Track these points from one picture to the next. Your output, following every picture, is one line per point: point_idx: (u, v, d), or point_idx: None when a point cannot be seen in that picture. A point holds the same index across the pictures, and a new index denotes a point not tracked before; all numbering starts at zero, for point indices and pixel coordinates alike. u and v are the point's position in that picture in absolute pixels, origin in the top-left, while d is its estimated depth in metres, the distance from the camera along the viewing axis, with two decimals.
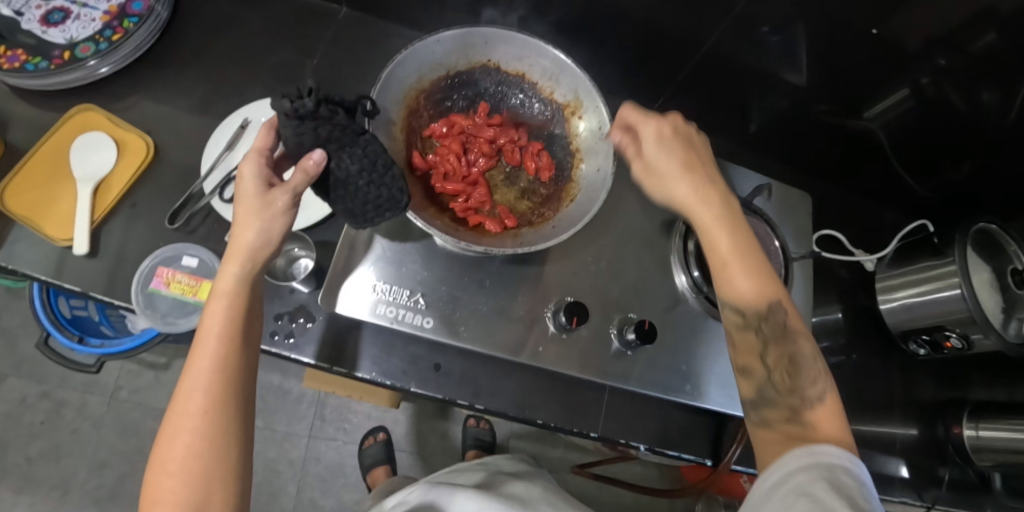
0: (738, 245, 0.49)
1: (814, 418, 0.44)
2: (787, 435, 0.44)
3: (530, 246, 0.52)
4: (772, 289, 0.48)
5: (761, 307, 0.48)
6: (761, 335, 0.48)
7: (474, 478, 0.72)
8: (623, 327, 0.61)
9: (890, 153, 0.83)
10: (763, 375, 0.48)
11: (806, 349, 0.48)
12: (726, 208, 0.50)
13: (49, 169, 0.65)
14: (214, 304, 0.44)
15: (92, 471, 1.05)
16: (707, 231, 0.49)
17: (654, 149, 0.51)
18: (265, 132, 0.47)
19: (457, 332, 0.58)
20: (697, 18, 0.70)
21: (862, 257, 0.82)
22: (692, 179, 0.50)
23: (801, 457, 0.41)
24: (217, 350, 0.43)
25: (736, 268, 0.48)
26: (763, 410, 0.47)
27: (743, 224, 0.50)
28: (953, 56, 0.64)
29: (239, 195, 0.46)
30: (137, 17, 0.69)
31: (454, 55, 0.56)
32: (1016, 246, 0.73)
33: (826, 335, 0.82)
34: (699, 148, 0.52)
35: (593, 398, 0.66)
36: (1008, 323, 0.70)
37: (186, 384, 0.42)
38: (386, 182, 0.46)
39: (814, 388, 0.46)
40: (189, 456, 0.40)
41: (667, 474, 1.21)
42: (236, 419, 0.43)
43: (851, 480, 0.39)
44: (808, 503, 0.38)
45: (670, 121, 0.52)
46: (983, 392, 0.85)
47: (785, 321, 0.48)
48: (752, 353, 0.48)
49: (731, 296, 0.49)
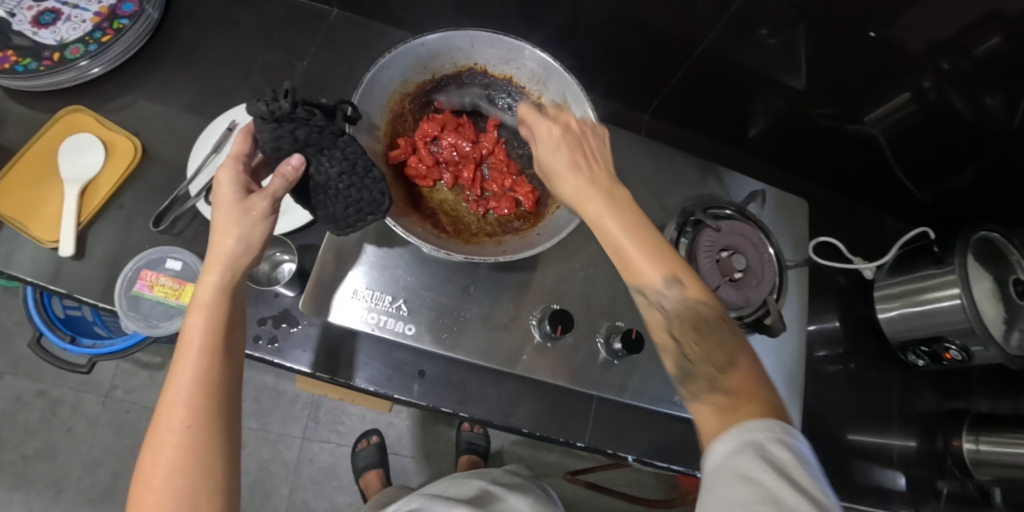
0: (631, 232, 0.44)
1: (735, 381, 0.42)
2: (716, 405, 0.41)
3: (514, 254, 0.51)
4: (673, 269, 0.44)
5: (665, 290, 0.44)
6: (666, 319, 0.44)
7: (467, 490, 0.71)
8: (610, 336, 0.60)
9: (890, 158, 0.82)
10: (676, 349, 0.46)
11: (712, 320, 0.44)
12: (613, 190, 0.46)
13: (38, 170, 0.65)
14: (193, 315, 0.43)
15: (86, 469, 1.06)
16: (599, 225, 0.45)
17: (547, 149, 0.47)
18: (241, 139, 0.47)
19: (441, 339, 0.57)
20: (691, 20, 0.69)
21: (860, 265, 0.80)
22: (584, 176, 0.45)
23: (730, 438, 0.38)
24: (198, 363, 0.42)
25: (639, 255, 0.44)
26: (689, 384, 0.44)
27: (630, 210, 0.45)
28: (956, 60, 0.62)
29: (216, 202, 0.45)
30: (127, 18, 0.68)
31: (438, 59, 0.55)
32: (1018, 256, 0.72)
33: (824, 344, 0.81)
34: (592, 141, 0.48)
35: (580, 407, 0.65)
36: (1010, 335, 0.68)
37: (167, 398, 0.41)
38: (369, 184, 0.46)
39: (726, 355, 0.43)
40: (174, 471, 0.39)
41: (663, 482, 1.20)
42: (221, 432, 0.42)
43: (785, 453, 0.37)
44: (749, 486, 0.35)
45: (562, 121, 0.48)
46: (987, 404, 0.82)
47: (689, 301, 0.44)
48: (663, 332, 0.45)
49: (633, 282, 0.45)
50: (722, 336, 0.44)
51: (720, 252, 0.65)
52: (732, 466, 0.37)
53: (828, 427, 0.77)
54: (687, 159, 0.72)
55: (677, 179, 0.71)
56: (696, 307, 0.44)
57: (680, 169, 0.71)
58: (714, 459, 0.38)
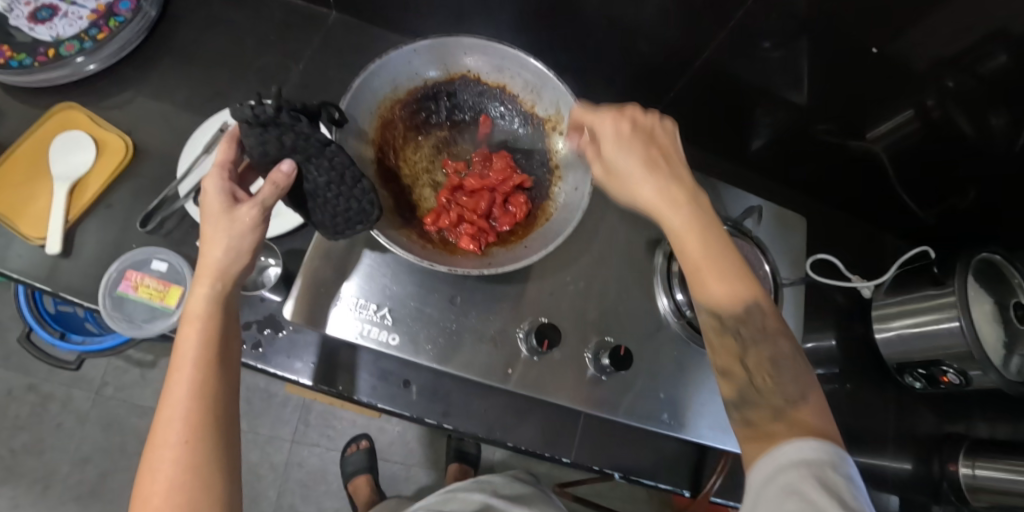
0: (709, 243, 0.43)
1: (801, 418, 0.41)
2: (773, 434, 0.41)
3: (497, 268, 0.50)
4: (748, 287, 0.44)
5: (739, 312, 0.44)
6: (738, 340, 0.44)
7: (471, 502, 0.71)
8: (599, 352, 0.59)
9: (892, 175, 0.81)
10: (743, 377, 0.44)
11: (785, 352, 0.45)
12: (693, 201, 0.45)
13: (29, 167, 0.64)
14: (187, 329, 0.43)
15: (74, 466, 1.05)
16: (676, 234, 0.44)
17: (616, 147, 0.46)
18: (224, 147, 0.46)
19: (424, 350, 0.56)
20: (693, 31, 0.68)
21: (858, 283, 0.78)
22: (659, 175, 0.45)
23: (784, 455, 0.39)
24: (192, 376, 0.41)
25: (715, 266, 0.43)
26: (745, 409, 0.44)
27: (708, 217, 0.45)
28: (961, 79, 0.61)
29: (203, 212, 0.45)
30: (124, 17, 0.68)
31: (430, 65, 0.54)
32: (1020, 279, 0.70)
33: (819, 363, 0.79)
34: (661, 138, 0.47)
35: (567, 421, 0.64)
36: (1010, 359, 0.67)
37: (163, 414, 0.40)
38: (356, 194, 0.45)
39: (798, 388, 0.43)
40: (172, 486, 0.39)
41: (655, 497, 1.18)
42: (219, 445, 0.41)
43: (836, 476, 0.37)
44: (796, 498, 0.35)
45: (628, 115, 0.48)
46: (986, 428, 0.81)
47: (759, 322, 0.44)
48: (730, 355, 0.45)
49: (701, 299, 0.44)
50: (794, 371, 0.44)
51: None
52: (782, 480, 0.37)
53: None
54: None
55: None
56: (766, 333, 0.44)
57: None
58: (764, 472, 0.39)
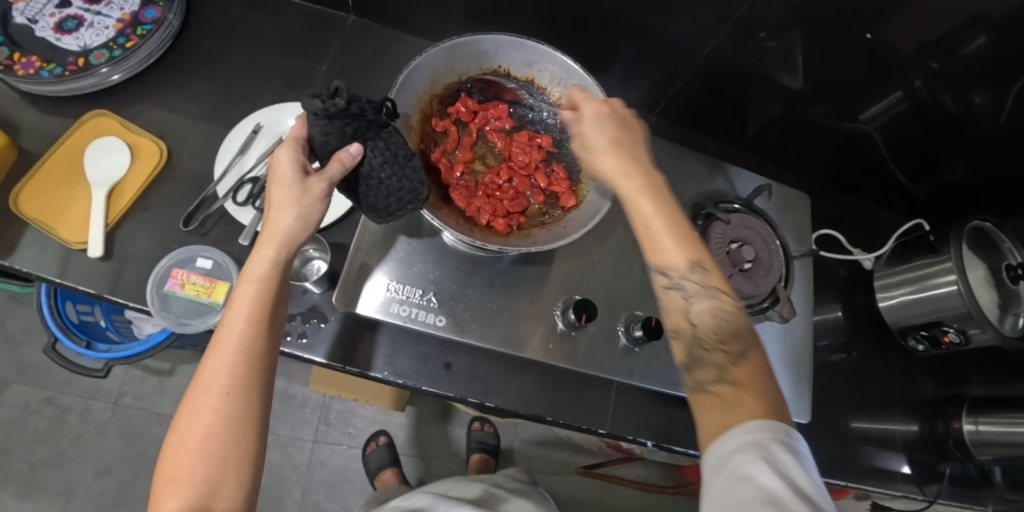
0: (662, 209, 0.49)
1: (740, 373, 0.46)
2: (722, 397, 0.45)
3: (543, 245, 0.53)
4: (697, 250, 0.48)
5: (684, 268, 0.48)
6: (685, 299, 0.48)
7: (471, 491, 0.75)
8: (630, 324, 0.62)
9: (885, 154, 0.85)
10: (691, 337, 0.49)
11: (730, 313, 0.48)
12: (647, 173, 0.50)
13: (63, 174, 0.66)
14: (244, 287, 0.46)
15: (95, 477, 1.05)
16: (633, 198, 0.49)
17: (591, 125, 0.52)
18: (301, 121, 0.48)
19: (468, 329, 0.59)
20: (696, 26, 0.72)
21: (859, 256, 0.83)
22: (620, 150, 0.51)
23: (736, 439, 0.42)
24: (243, 334, 0.44)
25: (658, 225, 0.48)
26: (696, 370, 0.48)
27: (662, 187, 0.50)
28: (945, 60, 0.66)
29: (275, 182, 0.47)
30: (150, 25, 0.70)
31: (466, 61, 0.57)
32: (1011, 243, 0.75)
33: (826, 333, 0.84)
34: (632, 124, 0.53)
35: (600, 395, 0.67)
36: (1005, 317, 0.72)
37: (209, 364, 0.43)
38: (408, 175, 0.48)
39: (739, 344, 0.47)
40: (208, 433, 0.41)
41: (670, 474, 1.22)
42: (256, 403, 0.44)
43: (785, 454, 0.40)
44: (748, 487, 0.38)
45: (609, 103, 0.53)
46: (983, 389, 0.86)
47: (710, 284, 0.48)
48: (678, 314, 0.49)
49: (655, 260, 0.48)
50: (739, 327, 0.48)
51: (730, 243, 0.68)
52: (733, 464, 0.40)
53: (834, 414, 0.79)
54: (695, 156, 0.75)
55: (686, 176, 0.74)
56: (714, 294, 0.48)
57: (689, 166, 0.74)
58: (717, 458, 0.42)
